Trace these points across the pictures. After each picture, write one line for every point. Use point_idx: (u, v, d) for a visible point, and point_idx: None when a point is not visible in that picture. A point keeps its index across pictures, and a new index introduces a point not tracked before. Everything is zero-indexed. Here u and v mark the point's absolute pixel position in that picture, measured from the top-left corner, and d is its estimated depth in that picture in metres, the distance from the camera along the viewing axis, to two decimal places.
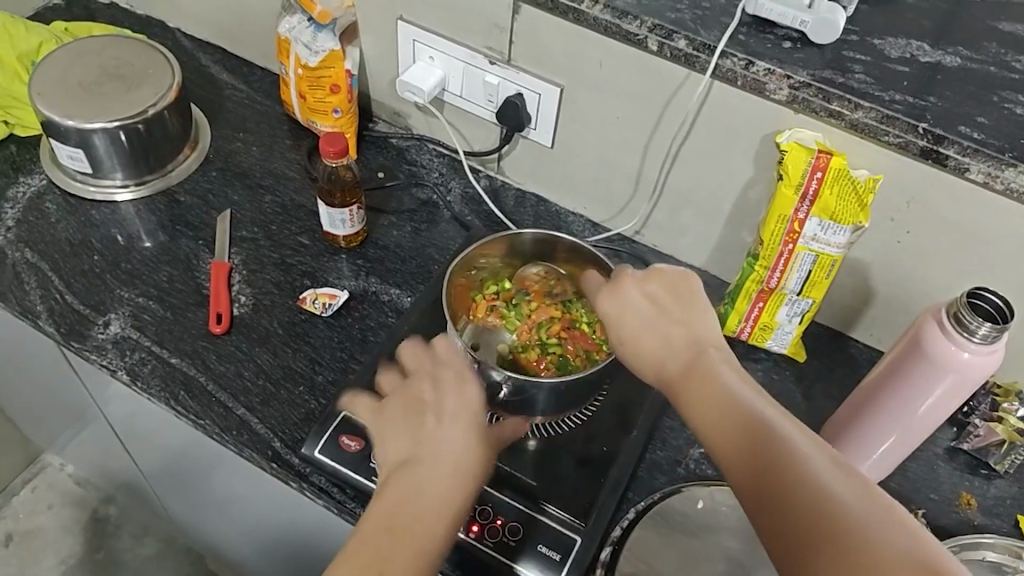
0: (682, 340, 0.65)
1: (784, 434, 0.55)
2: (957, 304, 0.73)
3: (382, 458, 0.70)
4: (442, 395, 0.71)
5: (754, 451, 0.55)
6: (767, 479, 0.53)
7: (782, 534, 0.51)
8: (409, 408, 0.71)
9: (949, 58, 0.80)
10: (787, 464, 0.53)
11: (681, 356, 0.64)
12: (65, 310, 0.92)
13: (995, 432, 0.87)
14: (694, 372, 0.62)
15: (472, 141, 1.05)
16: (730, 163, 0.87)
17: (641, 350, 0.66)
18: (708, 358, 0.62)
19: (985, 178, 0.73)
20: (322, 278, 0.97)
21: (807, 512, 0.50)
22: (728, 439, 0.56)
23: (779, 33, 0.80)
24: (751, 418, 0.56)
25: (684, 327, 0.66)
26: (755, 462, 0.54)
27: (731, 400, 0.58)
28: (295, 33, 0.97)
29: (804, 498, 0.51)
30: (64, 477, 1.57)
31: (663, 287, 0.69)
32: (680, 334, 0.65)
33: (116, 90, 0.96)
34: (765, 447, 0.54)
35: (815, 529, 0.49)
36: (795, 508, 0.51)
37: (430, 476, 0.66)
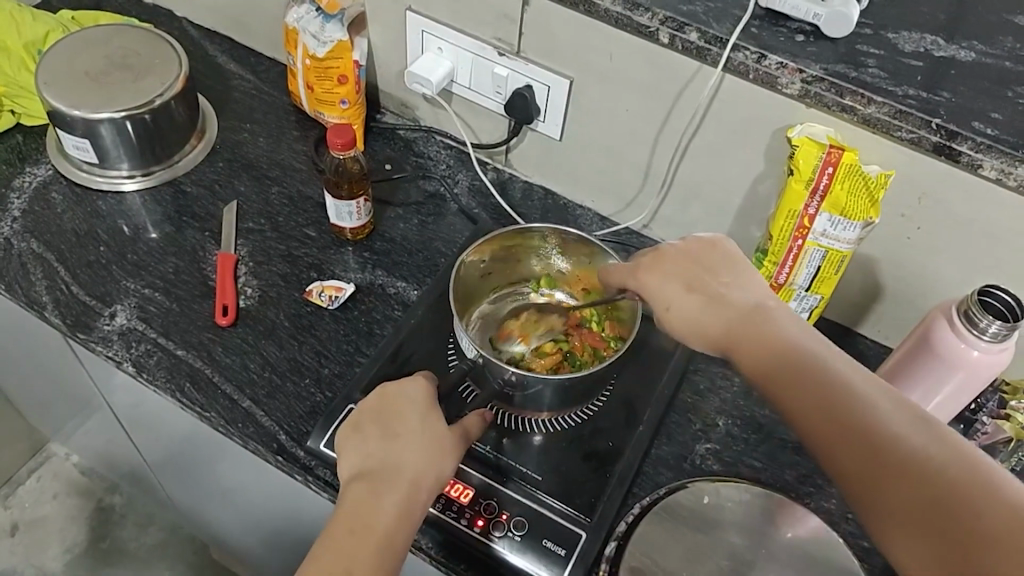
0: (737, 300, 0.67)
1: (851, 382, 0.57)
2: (967, 302, 0.72)
3: (344, 470, 0.70)
4: (412, 412, 0.71)
5: (821, 396, 0.56)
6: (836, 423, 0.55)
7: (855, 473, 0.53)
8: (374, 421, 0.72)
9: (963, 53, 0.80)
10: (856, 408, 0.55)
11: (732, 315, 0.66)
12: (71, 301, 0.92)
13: (1003, 429, 0.86)
14: (750, 326, 0.64)
15: (480, 133, 1.04)
16: (741, 157, 0.86)
17: (685, 314, 0.69)
18: (766, 313, 0.65)
19: (998, 174, 0.73)
20: (329, 271, 0.97)
21: (882, 451, 0.52)
22: (792, 385, 0.59)
23: (792, 26, 0.79)
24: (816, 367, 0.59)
25: (737, 290, 0.68)
26: (823, 405, 0.56)
27: (793, 352, 0.60)
28: (303, 23, 0.96)
29: (880, 439, 0.53)
30: (69, 466, 1.58)
31: (704, 256, 0.72)
32: (733, 293, 0.68)
33: (122, 80, 0.96)
34: (833, 393, 0.56)
35: (890, 466, 0.52)
36: (871, 448, 0.53)
37: (392, 486, 0.66)
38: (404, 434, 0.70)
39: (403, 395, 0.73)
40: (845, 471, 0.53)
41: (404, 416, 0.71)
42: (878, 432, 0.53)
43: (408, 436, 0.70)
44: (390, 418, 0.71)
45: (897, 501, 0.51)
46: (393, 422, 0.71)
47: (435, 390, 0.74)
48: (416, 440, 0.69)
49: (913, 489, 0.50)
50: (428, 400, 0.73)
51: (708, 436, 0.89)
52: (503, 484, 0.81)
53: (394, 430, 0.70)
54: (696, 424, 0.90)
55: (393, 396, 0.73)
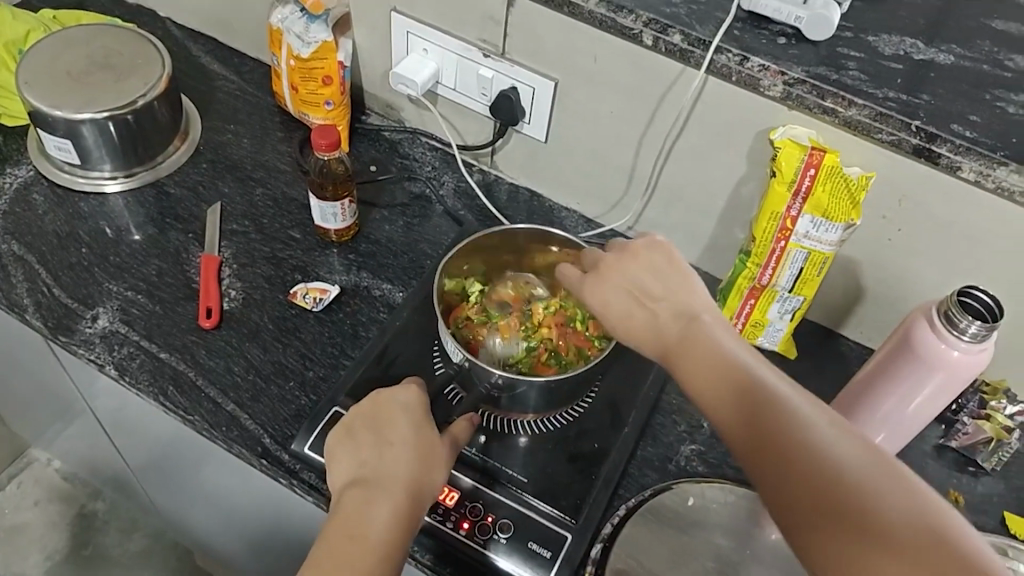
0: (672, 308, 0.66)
1: (779, 392, 0.55)
2: (947, 302, 0.72)
3: (335, 478, 0.70)
4: (397, 420, 0.71)
5: (750, 407, 0.55)
6: (763, 434, 0.53)
7: (776, 485, 0.51)
8: (367, 427, 0.71)
9: (942, 56, 0.80)
10: (781, 418, 0.53)
11: (669, 325, 0.65)
12: (52, 303, 0.91)
13: (983, 430, 0.87)
14: (686, 335, 0.63)
15: (465, 134, 1.04)
16: (723, 159, 0.87)
17: (630, 323, 0.67)
18: (702, 320, 0.63)
19: (977, 176, 0.74)
20: (313, 273, 0.97)
21: (802, 464, 0.51)
22: (723, 397, 0.57)
23: (773, 28, 0.80)
24: (745, 377, 0.57)
25: (672, 293, 0.66)
26: (752, 416, 0.55)
27: (724, 360, 0.59)
28: (288, 24, 0.96)
29: (802, 449, 0.51)
30: (51, 471, 1.56)
31: (637, 260, 0.70)
32: (670, 299, 0.66)
33: (105, 80, 0.95)
34: (760, 404, 0.55)
35: (809, 478, 0.50)
36: (791, 460, 0.51)
37: (384, 493, 0.66)
38: (396, 441, 0.70)
39: (394, 401, 0.73)
40: (766, 486, 0.52)
41: (396, 423, 0.71)
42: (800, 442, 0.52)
43: (401, 443, 0.69)
44: (384, 425, 0.71)
45: (813, 515, 0.49)
46: (384, 429, 0.71)
47: (427, 397, 0.75)
48: (410, 446, 0.69)
49: (828, 503, 0.49)
50: (419, 407, 0.73)
51: (693, 437, 0.89)
52: (489, 488, 0.81)
53: (386, 437, 0.70)
54: (681, 425, 0.90)
55: (385, 402, 0.73)
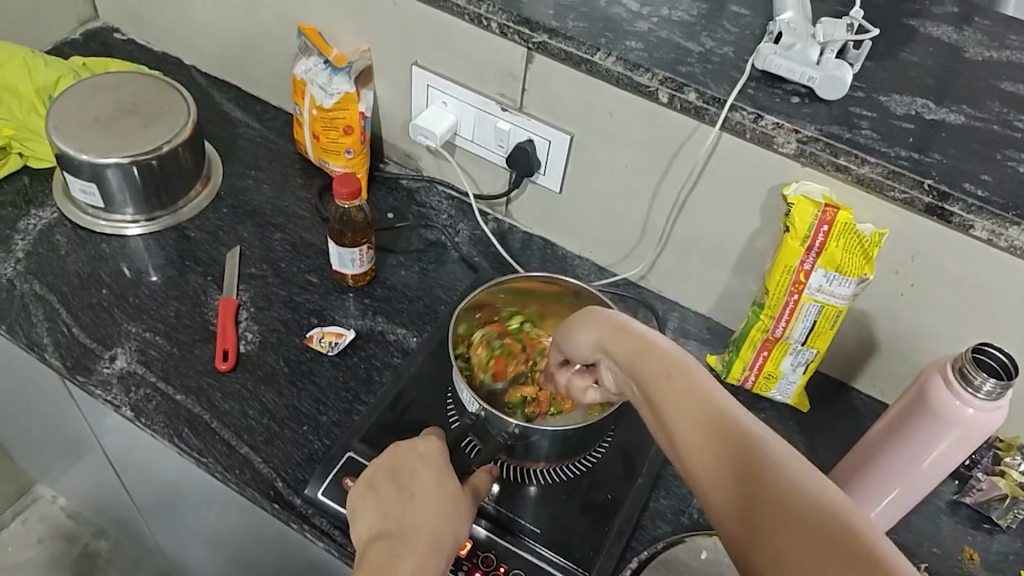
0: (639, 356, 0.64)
1: (755, 442, 0.52)
2: (961, 359, 0.73)
3: (358, 533, 0.70)
4: (417, 471, 0.72)
5: (727, 457, 0.52)
6: (742, 485, 0.50)
7: (752, 541, 0.48)
8: (389, 479, 0.72)
9: (953, 116, 0.82)
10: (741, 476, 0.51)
11: (637, 374, 0.63)
12: (72, 343, 0.92)
13: (998, 486, 0.86)
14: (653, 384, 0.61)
15: (481, 184, 1.06)
16: (737, 213, 0.88)
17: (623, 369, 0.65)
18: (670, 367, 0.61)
19: (989, 235, 0.75)
20: (329, 317, 0.98)
21: (780, 512, 0.47)
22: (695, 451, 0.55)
23: (787, 88, 0.81)
24: (718, 427, 0.54)
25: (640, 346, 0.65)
26: (730, 468, 0.52)
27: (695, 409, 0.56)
28: (311, 75, 0.99)
29: (783, 498, 0.48)
30: (56, 509, 1.56)
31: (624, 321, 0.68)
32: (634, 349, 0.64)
33: (131, 126, 0.98)
34: (737, 455, 0.52)
35: (791, 529, 0.46)
36: (773, 510, 0.48)
37: (407, 543, 0.66)
38: (419, 493, 0.70)
39: (415, 453, 0.73)
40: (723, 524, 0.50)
41: (417, 474, 0.71)
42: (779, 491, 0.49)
43: (423, 496, 0.69)
44: (407, 479, 0.71)
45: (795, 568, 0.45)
46: (406, 481, 0.71)
47: (447, 449, 0.75)
48: (432, 499, 0.69)
49: (812, 552, 0.45)
50: (439, 459, 0.73)
51: None
52: (501, 537, 0.81)
53: (407, 489, 0.70)
54: None
55: (406, 454, 0.73)
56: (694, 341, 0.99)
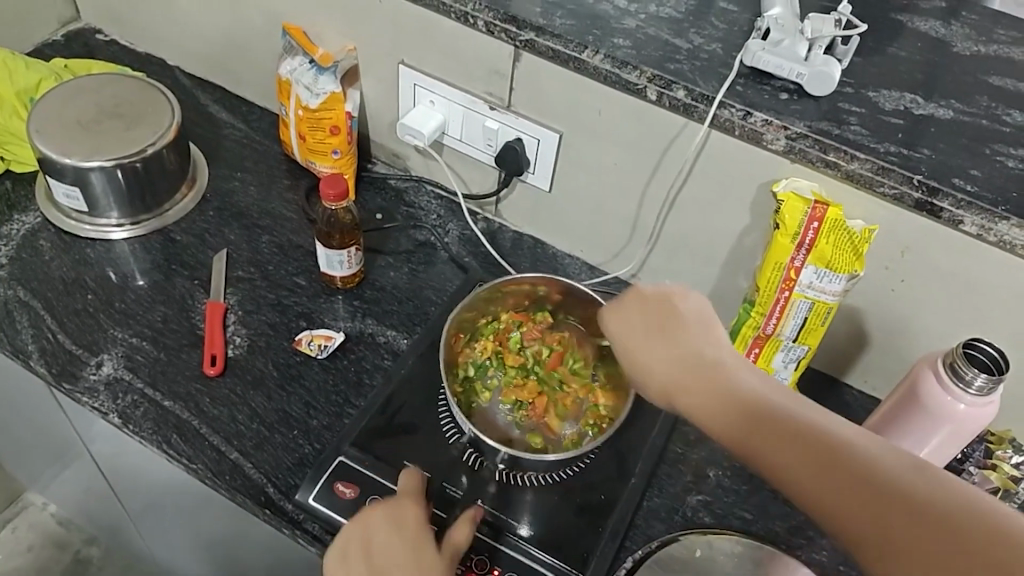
0: (685, 354, 0.65)
1: (829, 430, 0.55)
2: (953, 354, 0.73)
3: None
4: (392, 544, 0.72)
5: (802, 444, 0.54)
6: (828, 475, 0.53)
7: (831, 506, 0.52)
8: (362, 553, 0.72)
9: (941, 111, 0.82)
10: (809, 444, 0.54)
11: (682, 371, 0.64)
12: (57, 350, 0.91)
13: (991, 479, 0.86)
14: (704, 379, 0.62)
15: (470, 184, 1.06)
16: (727, 210, 0.88)
17: (653, 355, 0.67)
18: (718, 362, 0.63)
19: (979, 230, 0.75)
20: (318, 320, 0.97)
21: (878, 498, 0.51)
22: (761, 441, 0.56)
23: (775, 84, 0.81)
24: (789, 418, 0.56)
25: (684, 343, 0.66)
26: (810, 456, 0.54)
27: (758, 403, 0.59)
28: (296, 75, 0.98)
29: (877, 483, 0.51)
30: (45, 516, 1.54)
31: (650, 304, 0.70)
32: (678, 349, 0.66)
33: (114, 128, 0.96)
34: (818, 442, 0.54)
35: (869, 494, 0.51)
36: (870, 498, 0.51)
37: None
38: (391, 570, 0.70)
39: (389, 525, 0.73)
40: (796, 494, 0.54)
41: (391, 549, 0.72)
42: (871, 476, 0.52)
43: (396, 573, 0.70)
44: (378, 553, 0.72)
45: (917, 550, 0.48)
46: (378, 557, 0.71)
47: (424, 516, 0.75)
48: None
49: (932, 534, 0.48)
50: (416, 529, 0.73)
51: (699, 487, 0.89)
52: (495, 540, 0.80)
53: (379, 567, 0.71)
54: (687, 474, 0.89)
55: (380, 523, 0.73)
56: None
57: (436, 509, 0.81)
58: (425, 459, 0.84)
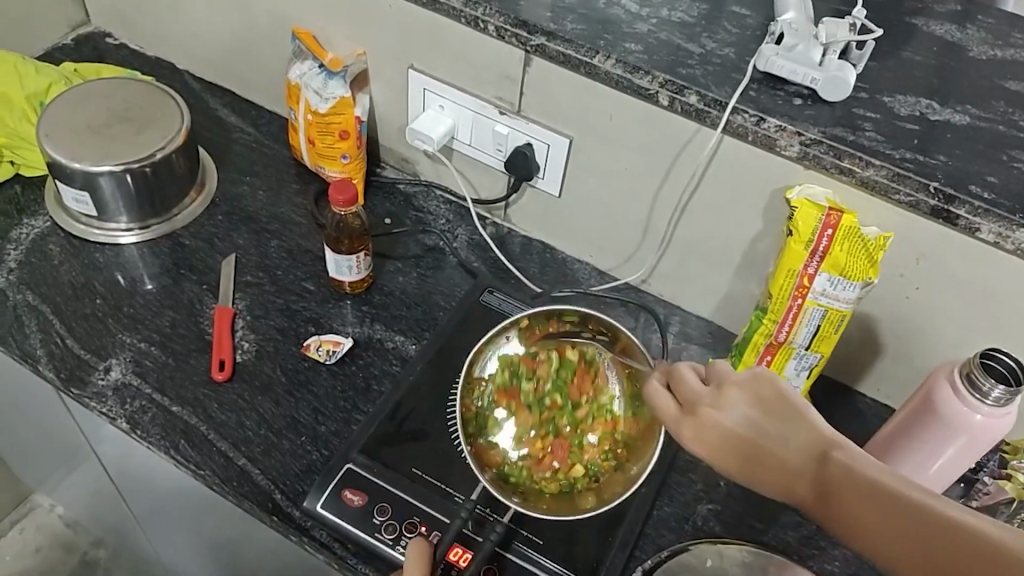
0: (729, 416, 0.57)
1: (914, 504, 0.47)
2: (969, 365, 0.72)
3: None
4: None
5: (860, 508, 0.49)
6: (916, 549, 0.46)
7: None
8: None
9: (957, 116, 0.81)
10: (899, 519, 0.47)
11: (742, 453, 0.56)
12: (66, 354, 0.91)
13: (1005, 489, 0.84)
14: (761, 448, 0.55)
15: (480, 189, 1.05)
16: (739, 216, 0.87)
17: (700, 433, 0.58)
18: (772, 423, 0.55)
19: (995, 237, 0.73)
20: (326, 325, 0.96)
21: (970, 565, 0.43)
22: (832, 517, 0.50)
23: (789, 89, 0.80)
24: (861, 489, 0.49)
25: (732, 406, 0.57)
26: (868, 520, 0.48)
27: (824, 471, 0.51)
28: (306, 80, 0.97)
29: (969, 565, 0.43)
30: (53, 518, 1.54)
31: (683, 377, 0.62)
32: (723, 411, 0.57)
33: (124, 133, 0.96)
34: (886, 508, 0.47)
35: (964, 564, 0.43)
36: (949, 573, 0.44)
37: None
38: None
39: None
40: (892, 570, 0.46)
41: None
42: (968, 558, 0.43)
43: None
44: None
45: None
46: None
47: None
48: None
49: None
50: None
51: (710, 496, 0.88)
52: (507, 551, 0.80)
53: None
54: (697, 483, 0.88)
55: None
56: (696, 345, 0.98)
57: (467, 531, 0.80)
58: (434, 467, 0.84)
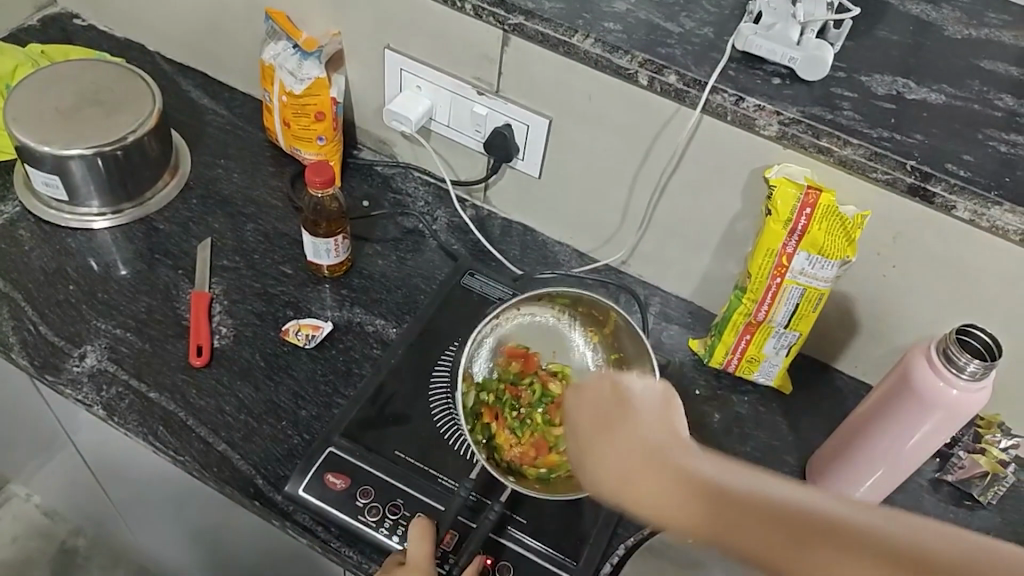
0: (601, 422, 0.61)
1: (776, 494, 0.51)
2: (946, 340, 0.72)
3: None
4: None
5: (758, 520, 0.50)
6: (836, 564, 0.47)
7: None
8: None
9: (934, 96, 0.81)
10: (820, 534, 0.48)
11: (635, 462, 0.57)
12: (39, 342, 0.89)
13: (979, 463, 0.87)
14: (632, 449, 0.57)
15: (458, 170, 1.04)
16: (718, 196, 0.87)
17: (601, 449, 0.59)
18: (640, 428, 0.59)
19: (971, 215, 0.74)
20: (305, 309, 0.96)
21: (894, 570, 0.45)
22: (732, 532, 0.51)
23: (768, 68, 0.80)
24: (753, 497, 0.51)
25: (602, 416, 0.61)
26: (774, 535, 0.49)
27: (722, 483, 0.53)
28: (280, 60, 0.96)
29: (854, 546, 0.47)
30: (29, 508, 1.52)
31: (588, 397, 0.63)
32: (590, 417, 0.61)
33: (94, 116, 0.94)
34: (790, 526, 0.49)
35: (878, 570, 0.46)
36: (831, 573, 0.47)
37: None
38: None
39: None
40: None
41: None
42: (846, 538, 0.47)
43: None
44: None
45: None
46: None
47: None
48: None
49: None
50: None
51: None
52: (502, 537, 0.80)
53: None
54: None
55: None
56: (676, 326, 0.98)
57: (463, 518, 0.79)
58: (417, 450, 0.84)
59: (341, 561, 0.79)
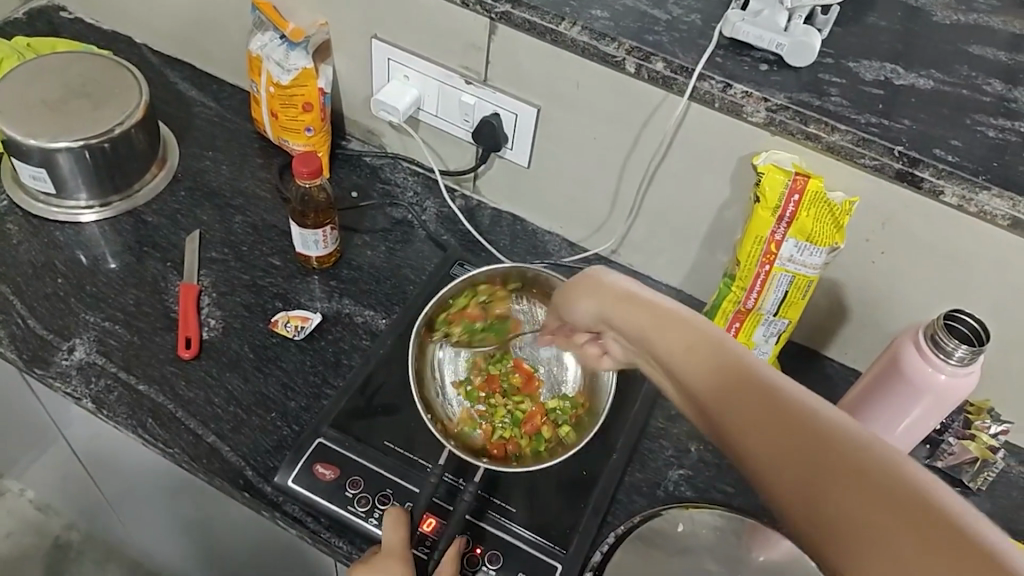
0: (647, 296, 0.60)
1: (819, 414, 0.47)
2: (934, 326, 0.72)
3: None
4: None
5: (756, 409, 0.48)
6: (815, 465, 0.45)
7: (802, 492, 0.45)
8: None
9: (922, 81, 0.81)
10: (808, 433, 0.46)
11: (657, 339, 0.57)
12: (28, 335, 0.89)
13: (969, 449, 0.85)
14: (664, 322, 0.57)
15: (447, 160, 1.04)
16: (707, 184, 0.87)
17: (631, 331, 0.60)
18: (693, 315, 0.57)
19: (959, 200, 0.74)
20: (294, 300, 0.95)
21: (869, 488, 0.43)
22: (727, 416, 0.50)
23: (755, 55, 0.80)
24: (755, 392, 0.49)
25: (646, 294, 0.61)
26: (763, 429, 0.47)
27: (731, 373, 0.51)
28: (267, 51, 0.95)
29: (864, 483, 0.43)
30: (24, 502, 1.52)
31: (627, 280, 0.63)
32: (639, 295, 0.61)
33: (81, 108, 0.94)
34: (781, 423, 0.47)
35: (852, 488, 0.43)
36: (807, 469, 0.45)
37: None
38: None
39: None
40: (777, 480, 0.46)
41: None
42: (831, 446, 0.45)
43: None
44: None
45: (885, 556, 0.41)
46: None
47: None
48: None
49: (895, 523, 0.41)
50: None
51: (680, 462, 0.88)
52: (481, 520, 0.80)
53: None
54: (668, 449, 0.89)
55: None
56: None
57: (438, 501, 0.80)
58: (407, 440, 0.84)
59: (331, 551, 0.79)
